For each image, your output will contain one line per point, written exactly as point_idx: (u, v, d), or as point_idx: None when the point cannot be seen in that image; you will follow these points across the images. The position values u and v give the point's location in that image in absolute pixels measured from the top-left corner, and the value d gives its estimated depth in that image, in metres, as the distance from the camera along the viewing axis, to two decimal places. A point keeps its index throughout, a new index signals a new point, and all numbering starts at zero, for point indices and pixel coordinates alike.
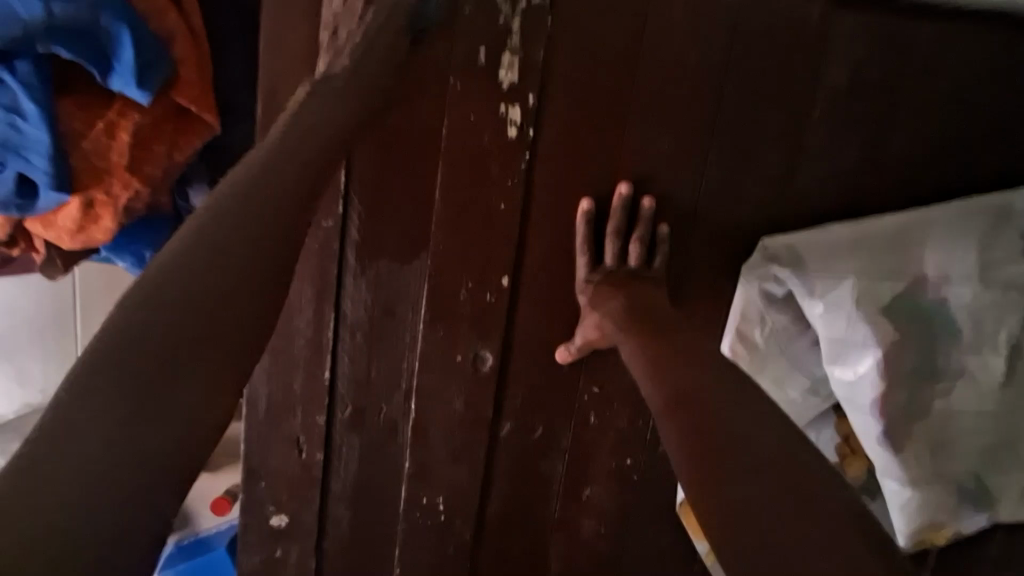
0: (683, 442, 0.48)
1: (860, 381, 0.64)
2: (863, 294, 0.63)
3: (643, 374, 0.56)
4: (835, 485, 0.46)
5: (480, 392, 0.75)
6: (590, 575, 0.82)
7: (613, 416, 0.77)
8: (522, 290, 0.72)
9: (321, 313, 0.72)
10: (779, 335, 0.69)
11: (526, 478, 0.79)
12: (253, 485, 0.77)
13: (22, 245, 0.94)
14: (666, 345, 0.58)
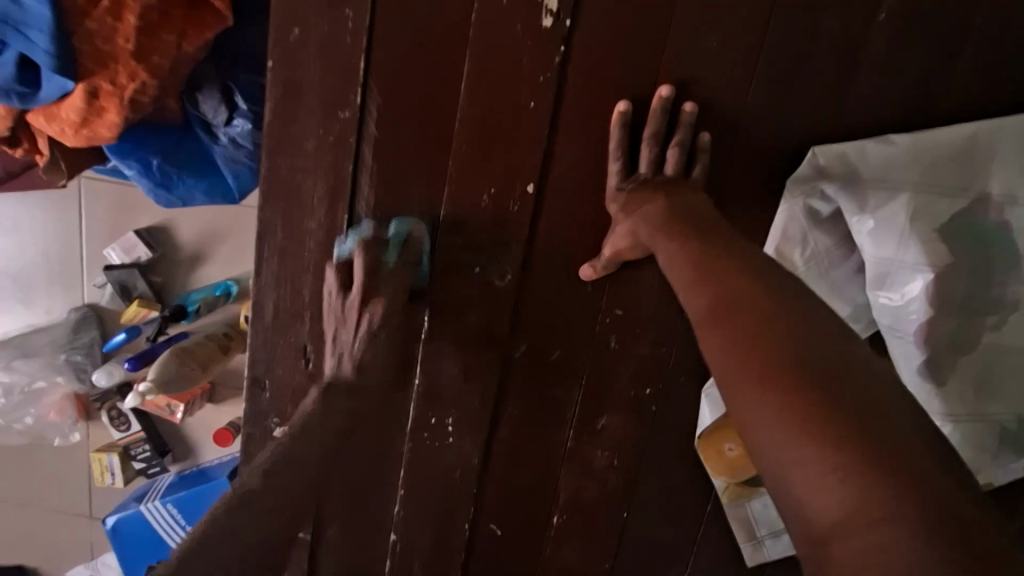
0: (720, 352, 0.45)
1: (907, 307, 0.60)
2: (919, 210, 0.58)
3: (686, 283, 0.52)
4: (897, 389, 0.42)
5: (497, 308, 0.72)
6: (599, 506, 0.80)
7: (635, 343, 0.73)
8: (547, 199, 0.68)
9: (334, 214, 0.68)
10: (821, 259, 0.64)
11: (540, 405, 0.76)
12: (256, 394, 0.75)
13: (25, 145, 0.91)
14: (714, 255, 0.53)
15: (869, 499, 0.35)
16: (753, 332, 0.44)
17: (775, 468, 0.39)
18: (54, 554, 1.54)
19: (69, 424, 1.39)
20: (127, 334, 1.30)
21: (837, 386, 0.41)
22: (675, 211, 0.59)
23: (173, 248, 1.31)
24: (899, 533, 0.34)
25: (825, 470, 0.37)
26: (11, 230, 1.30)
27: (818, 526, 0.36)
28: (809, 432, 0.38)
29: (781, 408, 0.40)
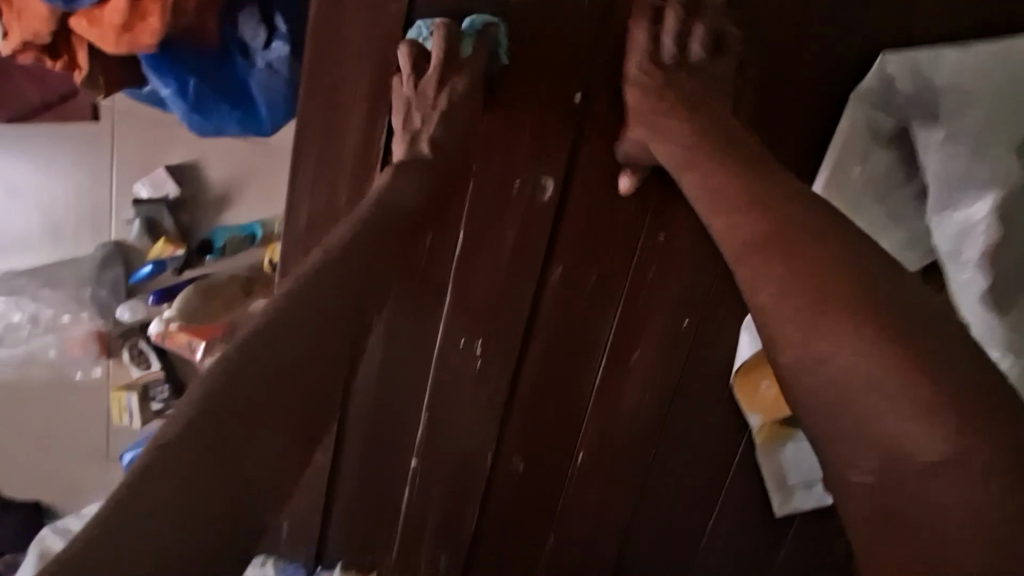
0: (775, 290, 0.46)
1: (973, 227, 0.57)
2: (994, 122, 0.55)
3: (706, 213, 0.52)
4: None
5: (535, 225, 0.70)
6: (627, 444, 0.77)
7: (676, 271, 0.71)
8: (594, 111, 0.66)
9: (374, 116, 0.67)
10: (879, 182, 0.62)
11: (573, 331, 0.74)
12: None
13: (65, 57, 0.91)
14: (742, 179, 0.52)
15: (943, 457, 0.36)
16: (822, 273, 0.44)
17: (857, 417, 0.40)
18: (66, 493, 1.54)
19: (89, 359, 1.38)
20: (153, 268, 1.28)
21: (914, 329, 0.40)
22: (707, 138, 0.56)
23: (202, 186, 1.30)
24: (972, 494, 0.35)
25: (904, 420, 0.38)
26: (37, 161, 1.30)
27: (911, 468, 0.37)
28: (883, 367, 0.40)
29: (853, 350, 0.41)
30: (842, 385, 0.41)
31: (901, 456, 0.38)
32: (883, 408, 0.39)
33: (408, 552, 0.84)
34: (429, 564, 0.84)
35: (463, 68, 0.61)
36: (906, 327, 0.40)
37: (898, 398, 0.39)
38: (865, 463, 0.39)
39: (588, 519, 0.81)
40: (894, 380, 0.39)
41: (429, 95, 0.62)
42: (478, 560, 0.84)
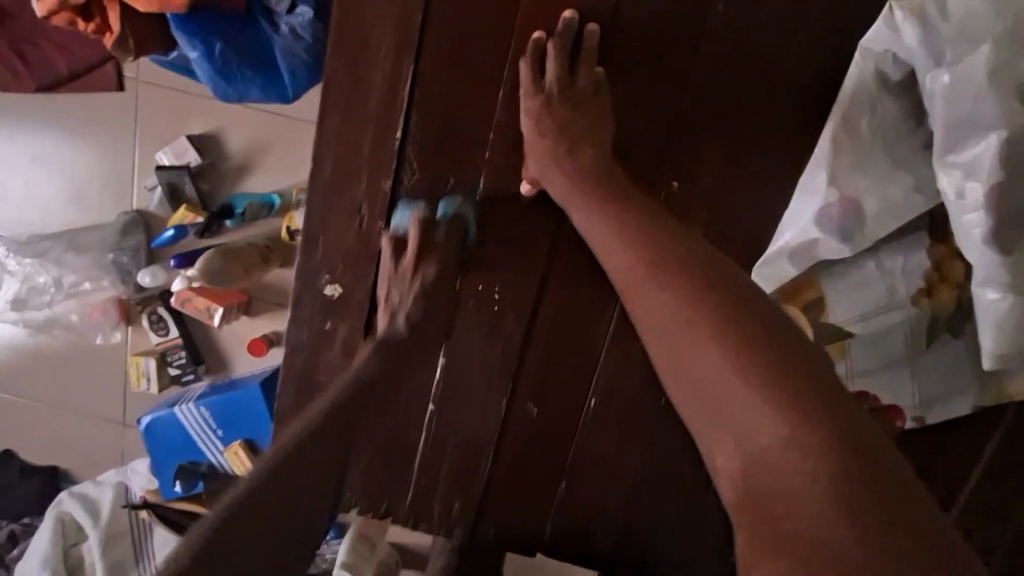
0: (655, 315, 0.51)
1: (975, 170, 0.59)
2: (1001, 65, 0.56)
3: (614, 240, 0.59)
4: None
5: None
6: (637, 389, 0.80)
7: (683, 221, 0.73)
8: (611, 60, 0.70)
9: (400, 64, 0.69)
10: (888, 130, 0.63)
11: (588, 276, 0.76)
12: (309, 251, 0.77)
13: (98, 20, 0.95)
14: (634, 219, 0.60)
15: (802, 454, 0.38)
16: (688, 296, 0.49)
17: (718, 415, 0.44)
18: (84, 458, 1.58)
19: (110, 324, 1.42)
20: (175, 233, 1.32)
21: (770, 348, 0.44)
22: (600, 174, 0.67)
23: (222, 156, 1.33)
24: (826, 486, 0.37)
25: (759, 429, 0.41)
26: (69, 127, 1.34)
27: (755, 475, 0.40)
28: (744, 376, 0.43)
29: (722, 362, 0.45)
30: (701, 393, 0.46)
31: (762, 464, 0.40)
32: (739, 415, 0.42)
33: (423, 498, 0.87)
34: (443, 510, 0.87)
35: (437, 248, 0.74)
36: (758, 343, 0.44)
37: (757, 408, 0.42)
38: (731, 462, 0.42)
39: (598, 465, 0.84)
40: (745, 391, 0.43)
41: (406, 276, 0.75)
42: (490, 506, 0.87)
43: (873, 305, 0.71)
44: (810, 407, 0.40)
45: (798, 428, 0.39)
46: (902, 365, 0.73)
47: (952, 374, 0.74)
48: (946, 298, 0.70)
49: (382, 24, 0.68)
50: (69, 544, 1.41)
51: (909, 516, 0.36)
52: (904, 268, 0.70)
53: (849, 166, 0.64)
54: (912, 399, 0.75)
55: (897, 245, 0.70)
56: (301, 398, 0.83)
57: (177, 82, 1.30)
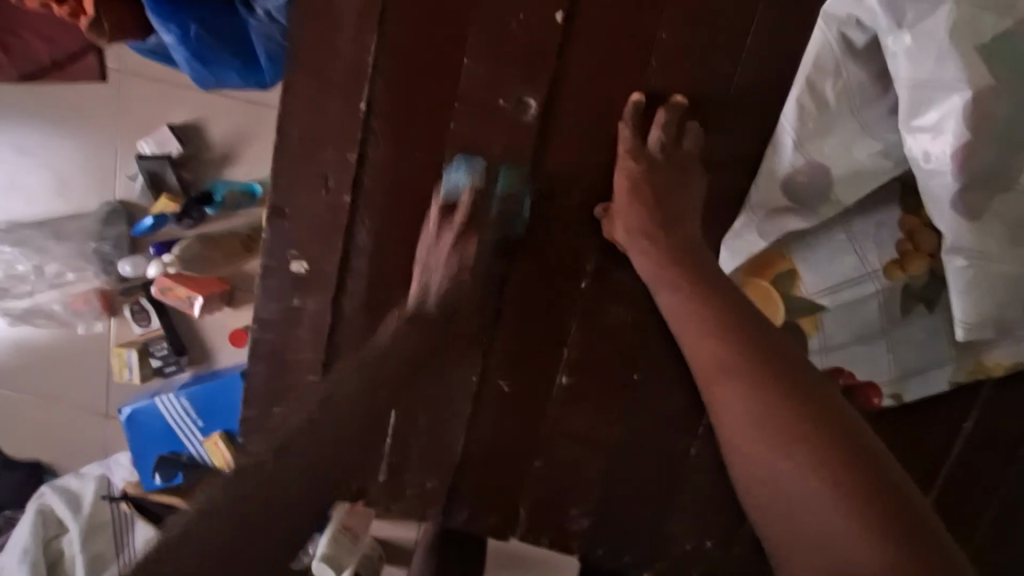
0: (743, 413, 0.54)
1: (938, 133, 0.59)
2: (960, 23, 0.56)
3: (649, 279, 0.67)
4: None
5: (520, 143, 0.72)
6: (610, 367, 0.79)
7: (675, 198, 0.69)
8: (577, 29, 0.68)
9: (364, 32, 0.69)
10: (854, 94, 0.63)
11: (557, 250, 0.76)
12: (277, 224, 0.76)
13: (71, 3, 0.95)
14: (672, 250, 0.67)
15: (828, 492, 0.47)
16: (726, 349, 0.58)
17: (757, 454, 0.52)
18: (67, 451, 1.56)
19: (92, 315, 1.41)
20: (155, 222, 1.31)
21: (848, 457, 0.49)
22: (673, 250, 0.67)
23: (204, 145, 1.32)
24: (852, 515, 0.46)
25: (833, 530, 0.46)
26: (52, 117, 1.34)
27: (791, 510, 0.49)
28: (777, 425, 0.52)
29: (757, 407, 0.53)
30: (738, 434, 0.54)
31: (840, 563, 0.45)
32: (814, 505, 0.48)
33: (395, 478, 0.85)
34: (416, 491, 0.85)
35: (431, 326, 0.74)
36: (833, 454, 0.49)
37: (831, 509, 0.47)
38: (770, 495, 0.51)
39: (572, 443, 0.82)
40: (825, 495, 0.47)
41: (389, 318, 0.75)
42: (462, 489, 0.85)
43: (846, 277, 0.70)
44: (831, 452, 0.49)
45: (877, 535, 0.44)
46: (878, 339, 0.72)
47: (928, 348, 0.72)
48: (919, 269, 0.69)
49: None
50: (49, 536, 1.39)
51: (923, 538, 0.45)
52: (876, 241, 0.69)
53: (814, 132, 0.64)
54: (889, 373, 0.73)
55: (867, 217, 0.70)
56: (269, 376, 0.81)
57: (161, 72, 1.29)
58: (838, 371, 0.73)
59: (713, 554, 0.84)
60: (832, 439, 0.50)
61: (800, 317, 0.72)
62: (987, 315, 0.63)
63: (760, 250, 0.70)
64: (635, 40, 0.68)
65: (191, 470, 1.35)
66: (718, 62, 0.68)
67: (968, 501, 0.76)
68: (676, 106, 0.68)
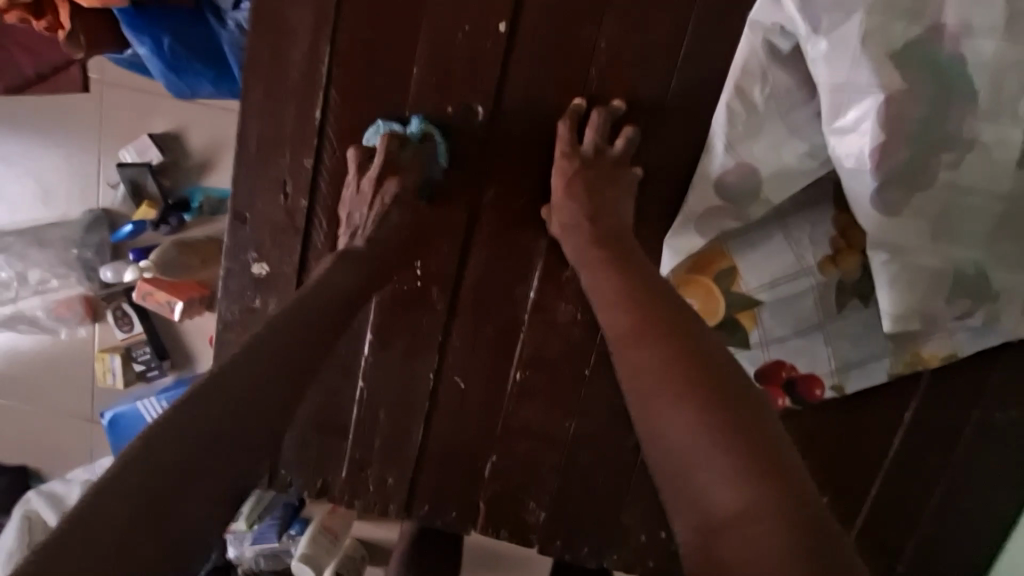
0: (641, 365, 0.53)
1: (858, 133, 0.61)
2: (872, 30, 0.59)
3: (573, 247, 0.69)
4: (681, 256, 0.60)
5: (469, 147, 0.75)
6: (562, 362, 0.82)
7: (612, 200, 0.70)
8: (519, 38, 0.72)
9: (317, 44, 0.72)
10: (781, 97, 0.66)
11: (508, 251, 0.79)
12: (237, 228, 0.79)
13: (48, 18, 0.98)
14: (598, 223, 0.68)
15: (704, 437, 0.46)
16: (629, 302, 0.59)
17: (644, 397, 0.51)
18: (52, 456, 1.58)
19: (76, 321, 1.44)
20: (134, 228, 1.34)
21: (737, 412, 0.48)
22: (598, 231, 0.68)
23: (184, 153, 1.35)
24: (724, 457, 0.45)
25: (708, 474, 0.45)
26: (37, 126, 1.38)
27: (670, 450, 0.48)
28: (665, 368, 0.52)
29: (650, 355, 0.53)
30: (633, 381, 0.53)
31: (710, 505, 0.44)
32: (690, 448, 0.47)
33: (357, 473, 0.88)
34: (378, 486, 0.88)
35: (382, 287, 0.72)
36: (721, 404, 0.48)
37: (712, 455, 0.45)
38: (654, 442, 0.49)
39: (527, 437, 0.85)
40: (708, 441, 0.46)
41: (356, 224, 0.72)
42: (423, 482, 0.88)
43: (782, 273, 0.73)
44: (715, 401, 0.48)
45: (748, 480, 0.43)
46: (815, 332, 0.75)
47: (865, 341, 0.75)
48: (851, 266, 0.71)
49: (299, 9, 0.71)
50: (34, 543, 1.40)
51: (799, 489, 0.43)
52: (810, 238, 0.72)
53: (744, 134, 0.67)
54: (829, 365, 0.76)
55: (803, 216, 0.72)
56: None
57: (139, 82, 1.33)
58: (780, 363, 0.76)
59: (668, 545, 0.86)
60: (721, 388, 0.50)
61: (739, 312, 0.75)
62: (908, 304, 0.66)
63: (699, 249, 0.73)
64: (575, 48, 0.71)
65: None
66: (654, 69, 0.71)
67: (909, 491, 0.78)
68: (612, 109, 0.71)
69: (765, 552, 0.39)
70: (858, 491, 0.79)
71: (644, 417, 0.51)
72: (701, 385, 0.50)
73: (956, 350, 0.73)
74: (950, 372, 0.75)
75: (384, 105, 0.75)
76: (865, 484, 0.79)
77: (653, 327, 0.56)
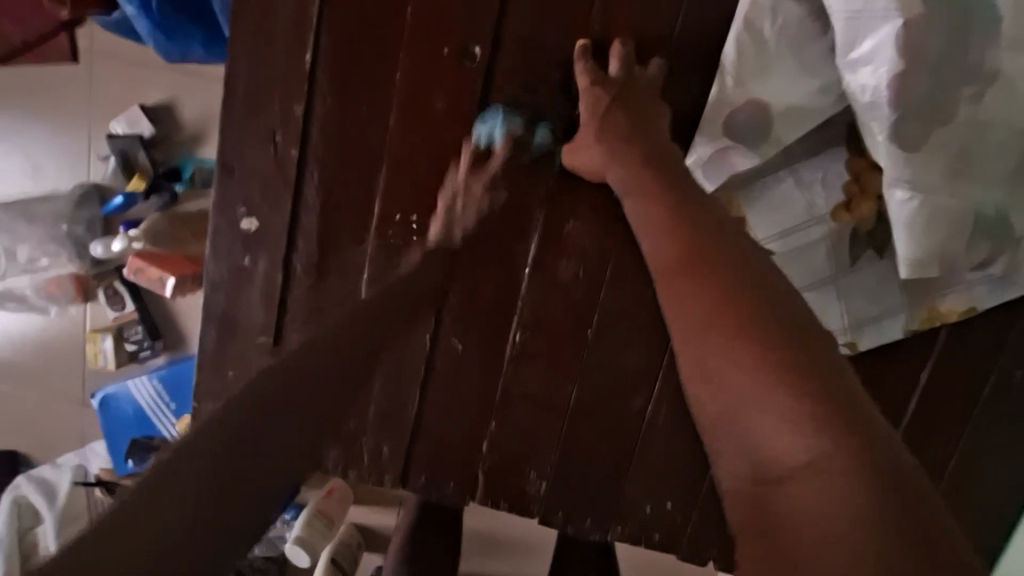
0: (689, 296, 0.46)
1: (875, 63, 0.58)
2: None
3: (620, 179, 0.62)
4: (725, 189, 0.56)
5: (465, 92, 0.72)
6: (565, 322, 0.79)
7: (641, 127, 0.65)
8: None
9: None
10: (792, 33, 0.63)
11: (508, 204, 0.76)
12: (226, 180, 0.76)
13: None
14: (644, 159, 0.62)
15: (761, 380, 0.40)
16: (670, 232, 0.52)
17: (692, 333, 0.45)
18: (43, 441, 1.55)
19: (65, 299, 1.40)
20: (125, 200, 1.31)
21: (802, 352, 0.40)
22: (644, 158, 0.62)
23: (176, 126, 1.32)
24: (785, 396, 0.38)
25: (770, 419, 0.38)
26: (26, 99, 1.35)
27: (725, 391, 0.42)
28: (715, 299, 0.45)
29: (703, 284, 0.46)
30: (682, 314, 0.46)
31: (769, 452, 0.38)
32: (746, 390, 0.40)
33: (352, 442, 0.85)
34: (373, 455, 0.85)
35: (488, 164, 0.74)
36: (778, 339, 0.41)
37: (772, 395, 0.39)
38: (707, 386, 0.43)
39: (527, 403, 0.81)
40: (766, 380, 0.40)
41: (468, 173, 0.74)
42: (420, 451, 0.84)
43: (793, 223, 0.70)
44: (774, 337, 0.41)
45: (824, 428, 0.36)
46: (828, 285, 0.71)
47: (879, 295, 0.72)
48: (867, 212, 0.68)
49: None
50: (24, 528, 1.37)
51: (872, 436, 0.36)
52: (822, 185, 0.69)
53: (752, 72, 0.64)
54: (843, 321, 0.72)
55: (816, 163, 0.69)
56: (224, 335, 0.81)
57: (130, 53, 1.30)
58: None
59: (675, 515, 0.83)
60: (778, 321, 0.43)
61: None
62: (932, 250, 0.62)
63: (707, 196, 0.69)
64: None
65: None
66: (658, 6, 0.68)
67: (925, 454, 0.75)
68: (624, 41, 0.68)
69: (839, 505, 0.34)
70: None
71: (693, 354, 0.44)
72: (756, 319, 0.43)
73: (975, 304, 0.70)
74: (966, 328, 0.72)
75: (379, 51, 0.72)
76: None
77: (705, 251, 0.48)
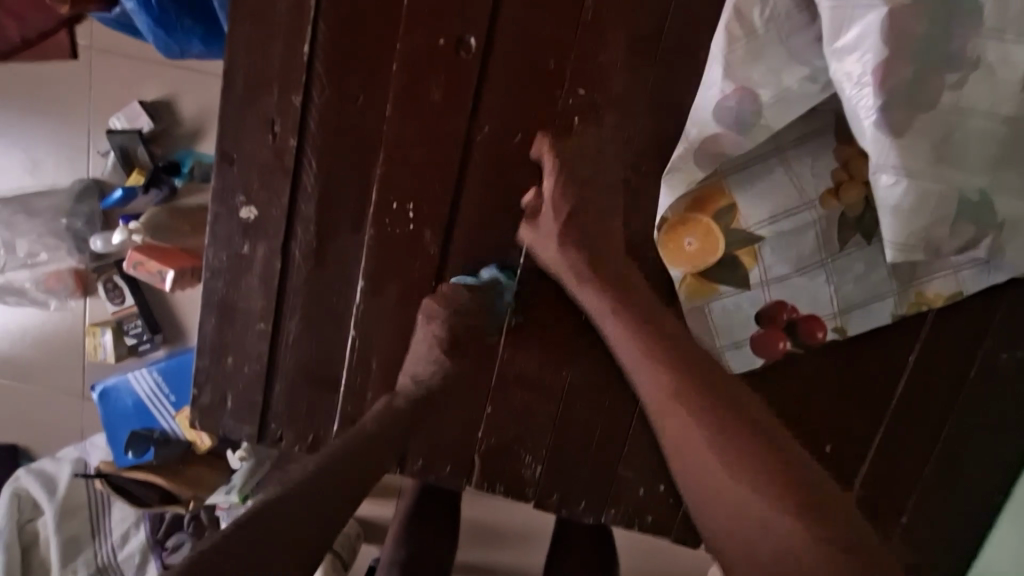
0: (681, 436, 0.59)
1: (860, 51, 0.60)
2: None
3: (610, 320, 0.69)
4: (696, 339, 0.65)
5: (461, 81, 0.74)
6: (559, 308, 0.80)
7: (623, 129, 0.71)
8: None
9: None
10: (781, 21, 0.64)
11: (503, 192, 0.77)
12: (225, 169, 0.77)
13: None
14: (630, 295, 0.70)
15: (718, 444, 0.56)
16: (664, 371, 0.62)
17: (688, 460, 0.58)
18: (42, 434, 1.56)
19: (65, 292, 1.41)
20: (125, 194, 1.31)
21: (743, 424, 0.57)
22: (639, 312, 0.68)
23: (175, 120, 1.33)
24: (729, 456, 0.55)
25: (752, 499, 0.52)
26: (25, 93, 1.36)
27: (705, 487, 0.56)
28: (700, 426, 0.58)
29: (710, 433, 0.56)
30: (665, 424, 0.61)
31: (744, 507, 0.52)
32: (717, 477, 0.55)
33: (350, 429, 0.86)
34: None
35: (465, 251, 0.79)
36: (721, 399, 0.59)
37: (732, 489, 0.54)
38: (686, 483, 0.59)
39: (523, 388, 0.83)
40: (727, 468, 0.55)
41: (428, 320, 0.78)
42: (417, 437, 0.86)
43: (782, 208, 0.71)
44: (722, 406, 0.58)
45: (752, 461, 0.54)
46: (817, 270, 0.73)
47: (868, 279, 0.73)
48: (854, 199, 0.70)
49: None
50: (25, 520, 1.39)
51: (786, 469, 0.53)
52: (811, 171, 0.70)
53: (743, 59, 0.65)
54: (831, 305, 0.74)
55: (805, 149, 0.71)
56: (224, 322, 0.82)
57: (129, 46, 1.31)
58: (782, 304, 0.74)
59: (668, 498, 0.84)
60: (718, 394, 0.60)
61: (740, 249, 0.73)
62: (916, 233, 0.64)
63: (697, 183, 0.71)
64: None
65: (164, 448, 1.34)
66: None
67: (912, 436, 0.77)
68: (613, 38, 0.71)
69: (790, 538, 0.48)
70: (863, 437, 0.78)
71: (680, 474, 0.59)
72: (715, 407, 0.58)
73: (961, 288, 0.72)
74: (952, 312, 0.74)
75: (376, 40, 0.73)
76: (868, 430, 0.78)
77: (672, 352, 0.64)
